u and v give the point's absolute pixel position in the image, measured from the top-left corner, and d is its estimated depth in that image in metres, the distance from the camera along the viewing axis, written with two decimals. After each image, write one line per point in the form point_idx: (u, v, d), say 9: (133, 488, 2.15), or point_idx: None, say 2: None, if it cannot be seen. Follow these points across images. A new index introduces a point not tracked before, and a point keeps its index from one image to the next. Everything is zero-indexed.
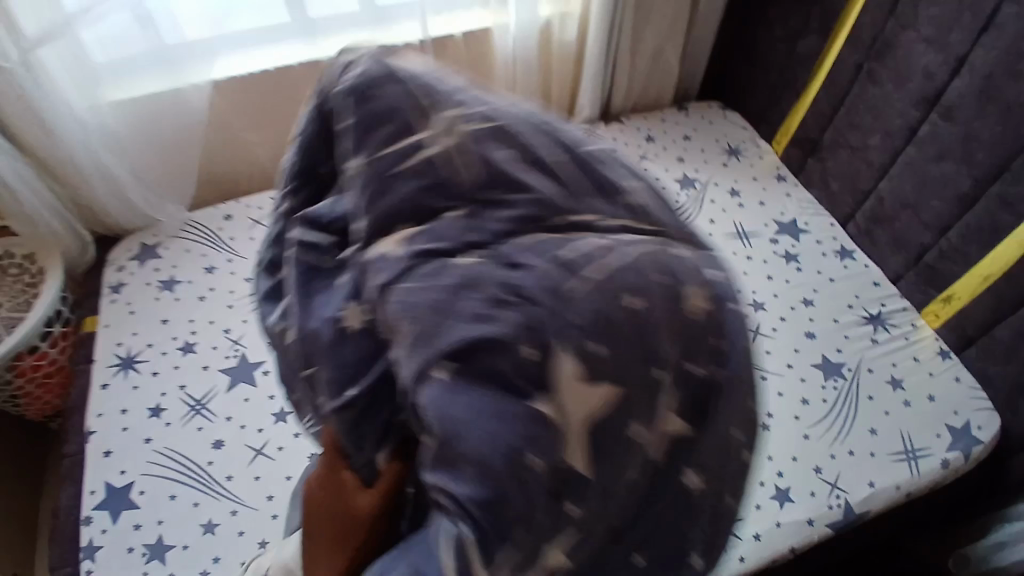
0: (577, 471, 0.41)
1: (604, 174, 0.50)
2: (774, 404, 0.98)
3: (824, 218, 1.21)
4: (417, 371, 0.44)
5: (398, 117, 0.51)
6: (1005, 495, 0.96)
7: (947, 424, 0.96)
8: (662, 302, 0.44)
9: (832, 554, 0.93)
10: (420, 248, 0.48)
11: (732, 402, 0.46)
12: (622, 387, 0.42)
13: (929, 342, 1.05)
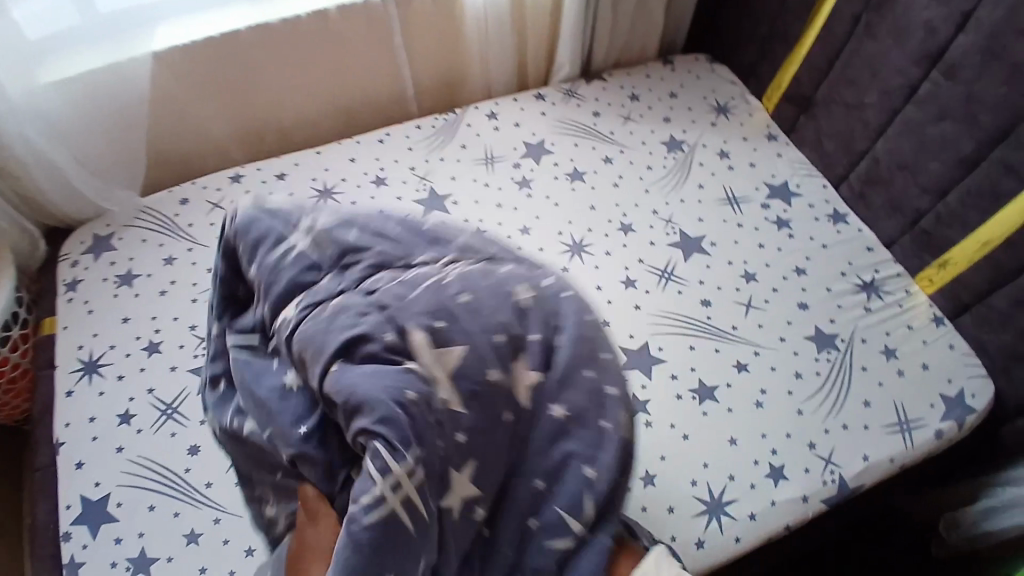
0: (452, 409, 0.66)
1: (437, 233, 0.84)
2: (767, 379, 0.95)
3: (817, 180, 1.16)
4: (324, 370, 0.68)
5: (275, 231, 0.79)
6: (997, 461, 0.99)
7: (942, 393, 0.95)
8: (486, 295, 0.73)
9: (825, 527, 0.93)
10: (308, 305, 0.73)
11: (563, 352, 0.73)
12: (467, 346, 0.69)
13: (923, 308, 1.02)
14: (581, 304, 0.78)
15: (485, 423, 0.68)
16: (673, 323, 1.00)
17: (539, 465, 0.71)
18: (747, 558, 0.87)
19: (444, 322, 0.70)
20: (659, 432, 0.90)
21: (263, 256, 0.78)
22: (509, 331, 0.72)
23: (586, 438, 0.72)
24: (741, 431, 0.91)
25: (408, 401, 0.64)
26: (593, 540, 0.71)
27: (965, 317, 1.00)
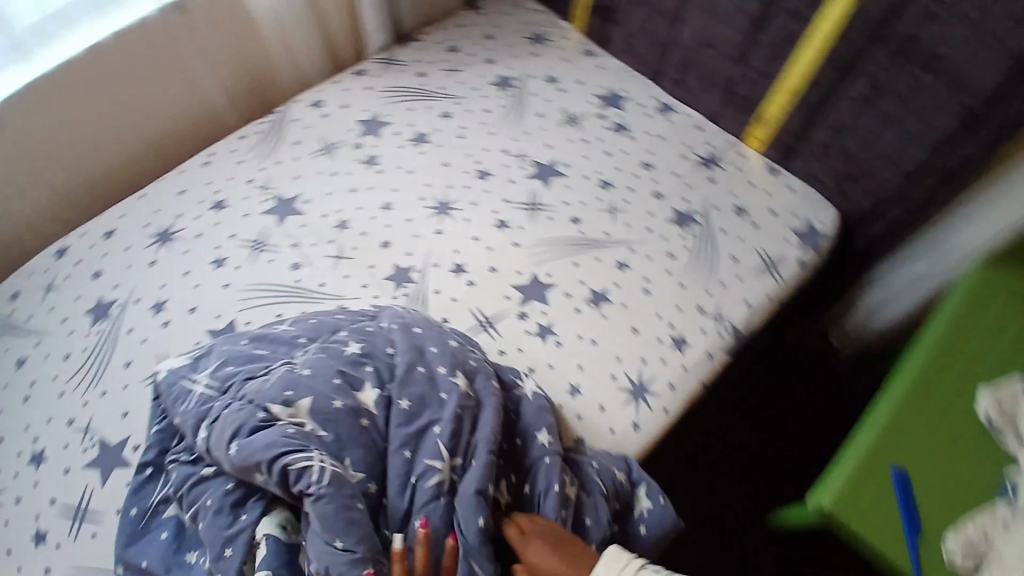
0: (325, 434, 0.71)
1: (302, 333, 0.85)
2: (649, 268, 1.03)
3: (639, 81, 1.24)
4: (229, 458, 0.69)
5: (166, 389, 0.80)
6: (857, 262, 1.12)
7: (793, 228, 1.06)
8: (326, 356, 0.78)
9: (738, 369, 1.03)
10: (201, 430, 0.73)
11: (385, 358, 0.80)
12: (317, 390, 0.74)
13: (757, 165, 1.13)
14: (407, 327, 0.84)
15: (350, 431, 0.72)
16: (552, 247, 1.05)
17: (402, 436, 0.74)
18: (683, 426, 0.96)
19: (292, 389, 0.73)
20: (569, 347, 0.97)
21: (179, 404, 0.77)
22: (343, 371, 0.77)
23: (432, 410, 0.77)
24: (641, 320, 0.98)
25: (293, 429, 0.70)
26: (463, 466, 0.74)
27: (793, 159, 1.11)
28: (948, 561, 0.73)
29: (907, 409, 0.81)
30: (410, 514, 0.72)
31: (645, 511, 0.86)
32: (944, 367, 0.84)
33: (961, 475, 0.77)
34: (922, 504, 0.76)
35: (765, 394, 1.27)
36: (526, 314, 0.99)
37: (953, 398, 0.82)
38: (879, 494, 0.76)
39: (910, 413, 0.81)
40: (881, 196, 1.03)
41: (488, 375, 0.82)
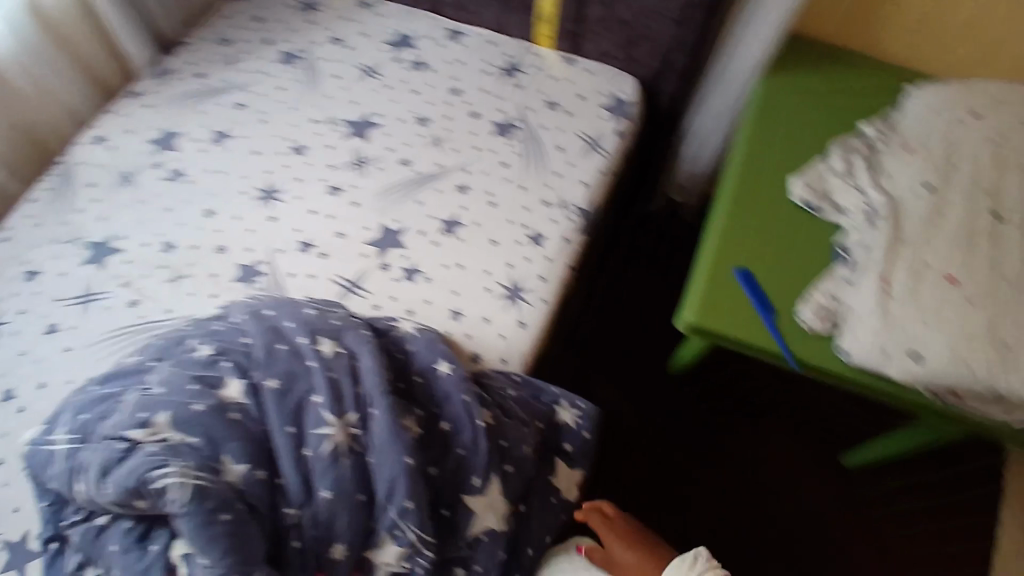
0: (192, 441, 0.69)
1: (153, 357, 0.82)
2: (485, 183, 1.06)
3: (422, 16, 1.24)
4: (103, 496, 0.67)
5: (28, 460, 0.75)
6: (666, 122, 1.20)
7: (601, 105, 1.13)
8: (177, 370, 0.77)
9: (594, 246, 1.13)
10: (73, 480, 0.70)
11: (239, 348, 0.80)
12: (174, 403, 0.72)
13: (554, 60, 1.18)
14: (257, 315, 0.84)
15: (217, 427, 0.71)
16: (392, 194, 1.05)
17: (283, 415, 0.73)
18: (565, 308, 1.05)
19: (147, 410, 0.71)
20: (438, 279, 1.00)
21: (45, 469, 0.73)
22: (200, 375, 0.76)
23: (303, 381, 0.77)
24: (496, 230, 1.03)
25: (153, 448, 0.67)
26: (361, 420, 0.75)
27: (582, 43, 1.16)
28: (806, 327, 0.80)
29: (735, 216, 0.88)
30: (312, 485, 0.71)
31: (571, 419, 0.96)
32: (756, 171, 0.92)
33: (796, 255, 0.85)
34: (771, 290, 0.83)
35: (628, 270, 1.40)
36: (388, 265, 1.00)
37: (771, 191, 0.90)
38: (730, 295, 0.83)
39: (737, 220, 0.88)
40: (663, 50, 1.10)
41: (356, 330, 0.83)
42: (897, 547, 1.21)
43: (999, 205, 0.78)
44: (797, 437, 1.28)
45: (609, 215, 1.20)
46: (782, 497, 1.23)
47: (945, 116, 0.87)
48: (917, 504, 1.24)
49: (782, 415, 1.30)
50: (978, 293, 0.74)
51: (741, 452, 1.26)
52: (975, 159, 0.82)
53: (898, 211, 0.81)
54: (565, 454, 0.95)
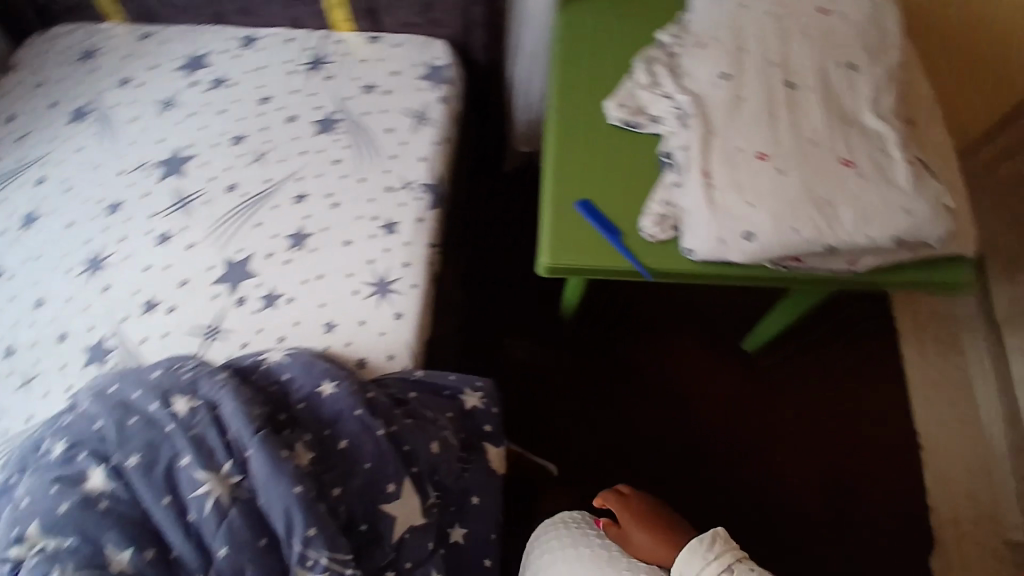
0: (65, 544, 0.67)
1: (14, 468, 0.78)
2: (323, 185, 1.06)
3: (206, 30, 1.19)
4: None
5: None
6: (487, 79, 1.21)
7: (419, 76, 1.12)
8: (38, 476, 0.74)
9: (454, 215, 1.14)
10: None
11: (98, 433, 0.77)
12: (40, 512, 0.70)
13: (355, 41, 1.17)
14: (111, 395, 0.82)
15: (88, 521, 0.69)
16: (227, 222, 1.04)
17: (155, 488, 0.72)
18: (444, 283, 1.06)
19: (18, 525, 0.69)
20: (300, 296, 0.99)
21: None
22: (61, 474, 0.73)
23: (168, 446, 0.75)
24: (349, 230, 1.03)
25: (31, 564, 0.66)
26: (241, 466, 0.74)
27: (380, 19, 1.15)
28: (647, 238, 0.86)
29: (562, 150, 0.91)
30: (209, 546, 0.70)
31: (478, 401, 0.96)
32: (572, 100, 0.94)
33: (626, 173, 0.90)
34: (610, 212, 0.88)
35: (504, 237, 1.44)
36: (244, 298, 0.99)
37: (590, 117, 0.93)
38: (575, 229, 0.87)
39: (565, 153, 0.91)
40: (458, 4, 1.08)
41: (211, 376, 0.81)
42: (830, 435, 1.33)
43: (791, 72, 0.82)
44: (700, 335, 1.39)
45: (462, 201, 1.19)
46: (722, 429, 1.32)
47: (727, 3, 0.90)
48: (831, 390, 1.37)
49: (693, 356, 1.38)
50: (785, 159, 0.78)
51: (673, 401, 1.33)
52: (763, 36, 0.85)
53: (702, 103, 0.86)
54: (488, 436, 0.96)
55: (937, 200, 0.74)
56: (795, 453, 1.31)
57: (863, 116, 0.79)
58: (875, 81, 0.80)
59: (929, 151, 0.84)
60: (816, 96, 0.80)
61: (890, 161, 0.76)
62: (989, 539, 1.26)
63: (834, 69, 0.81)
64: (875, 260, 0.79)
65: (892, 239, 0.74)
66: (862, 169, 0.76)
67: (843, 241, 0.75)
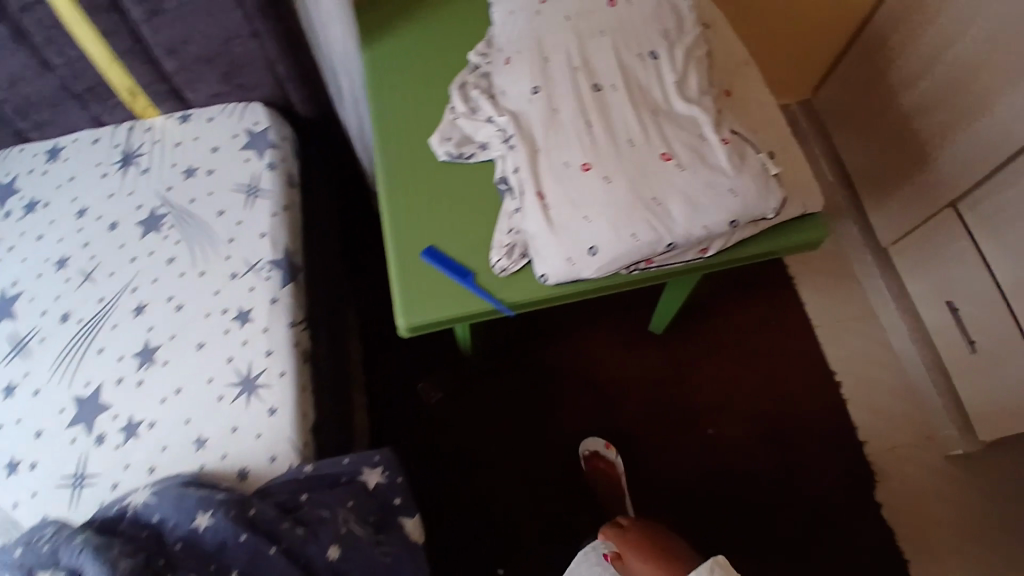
0: None
1: None
2: (161, 290, 0.99)
3: (8, 151, 1.10)
4: None
5: None
6: (321, 133, 1.16)
7: (242, 147, 1.07)
8: None
9: (317, 283, 1.08)
10: None
11: None
12: None
13: (169, 124, 1.10)
14: None
15: None
16: (69, 356, 0.95)
17: None
18: (317, 355, 1.00)
19: None
20: (161, 417, 0.92)
21: None
22: None
23: None
24: (198, 331, 0.96)
25: None
26: None
27: (188, 96, 1.09)
28: (499, 273, 0.82)
29: (395, 205, 0.87)
30: None
31: (380, 477, 0.91)
32: (396, 148, 0.91)
33: (464, 209, 0.87)
34: (457, 254, 0.84)
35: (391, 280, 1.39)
36: (103, 435, 0.91)
37: (414, 158, 0.90)
38: (425, 283, 0.82)
39: (399, 207, 0.87)
40: (263, 64, 1.02)
41: (70, 542, 0.73)
42: (756, 395, 1.34)
43: (595, 76, 0.79)
44: (606, 330, 1.38)
45: (322, 261, 1.13)
46: (654, 418, 1.31)
47: (524, 15, 0.88)
48: (746, 350, 1.38)
49: (609, 353, 1.36)
50: (609, 166, 0.76)
51: (599, 404, 1.31)
52: (563, 43, 0.83)
53: (521, 121, 0.84)
54: (400, 508, 0.91)
55: (761, 173, 0.73)
56: (726, 421, 1.31)
57: (673, 103, 0.77)
58: (678, 63, 0.78)
59: (750, 119, 0.84)
60: (623, 94, 0.77)
61: (705, 145, 0.74)
62: (925, 453, 1.30)
63: (634, 62, 0.78)
64: (723, 243, 0.78)
65: (725, 222, 0.73)
66: (681, 160, 0.74)
67: (681, 236, 0.73)
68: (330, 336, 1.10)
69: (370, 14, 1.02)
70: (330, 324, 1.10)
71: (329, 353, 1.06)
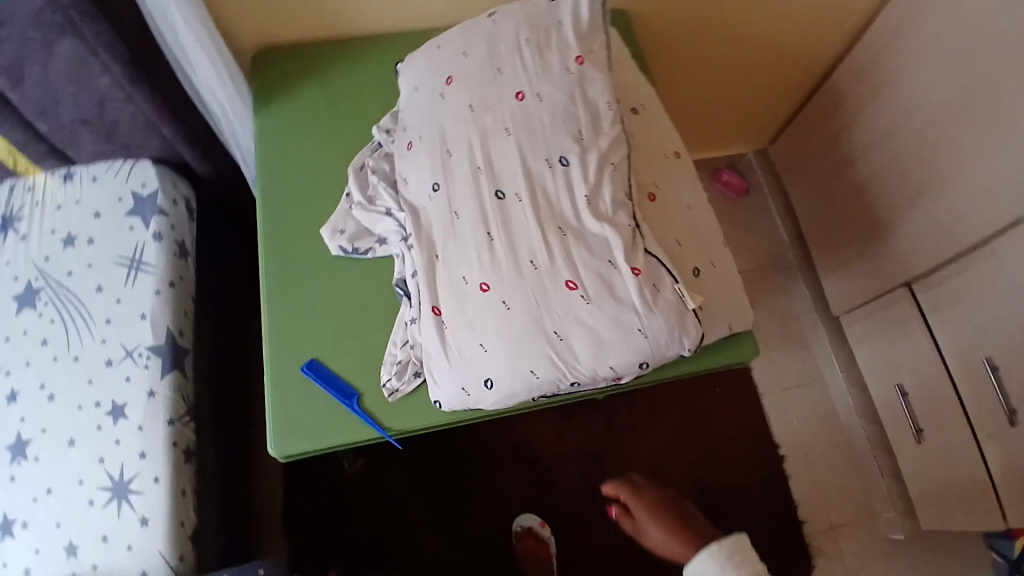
0: None
1: None
2: (34, 377, 0.86)
3: None
4: None
5: None
6: (226, 194, 1.05)
7: (127, 213, 0.93)
8: None
9: (214, 363, 0.97)
10: None
11: None
12: None
13: (50, 183, 0.96)
14: None
15: None
16: None
17: None
18: (202, 455, 0.88)
19: None
20: (36, 518, 0.80)
21: None
22: None
23: None
24: (69, 427, 0.83)
25: None
26: None
27: (71, 154, 0.96)
28: (388, 396, 0.73)
29: (278, 308, 0.78)
30: None
31: None
32: (286, 237, 0.82)
33: (358, 315, 0.77)
34: (344, 370, 0.75)
35: None
36: None
37: (308, 254, 0.81)
38: (305, 406, 0.73)
39: (283, 312, 0.78)
40: (147, 125, 0.90)
41: None
42: (696, 469, 1.27)
43: (499, 180, 0.70)
44: None
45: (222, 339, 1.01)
46: (586, 494, 1.23)
47: (429, 96, 0.78)
48: (687, 420, 1.31)
49: (543, 423, 1.27)
50: (508, 289, 0.67)
51: (532, 478, 1.23)
52: (464, 137, 0.73)
53: (421, 221, 0.75)
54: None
55: (676, 306, 0.66)
56: None
57: (584, 219, 0.68)
58: (592, 171, 0.69)
59: (672, 227, 0.75)
60: (530, 207, 0.68)
61: (613, 273, 0.66)
62: (869, 532, 1.25)
63: (541, 168, 0.69)
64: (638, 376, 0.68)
65: (633, 362, 0.65)
66: (587, 291, 0.65)
67: (584, 375, 0.66)
68: (229, 423, 0.99)
69: (267, 73, 0.91)
70: (231, 406, 1.01)
71: (222, 445, 0.96)
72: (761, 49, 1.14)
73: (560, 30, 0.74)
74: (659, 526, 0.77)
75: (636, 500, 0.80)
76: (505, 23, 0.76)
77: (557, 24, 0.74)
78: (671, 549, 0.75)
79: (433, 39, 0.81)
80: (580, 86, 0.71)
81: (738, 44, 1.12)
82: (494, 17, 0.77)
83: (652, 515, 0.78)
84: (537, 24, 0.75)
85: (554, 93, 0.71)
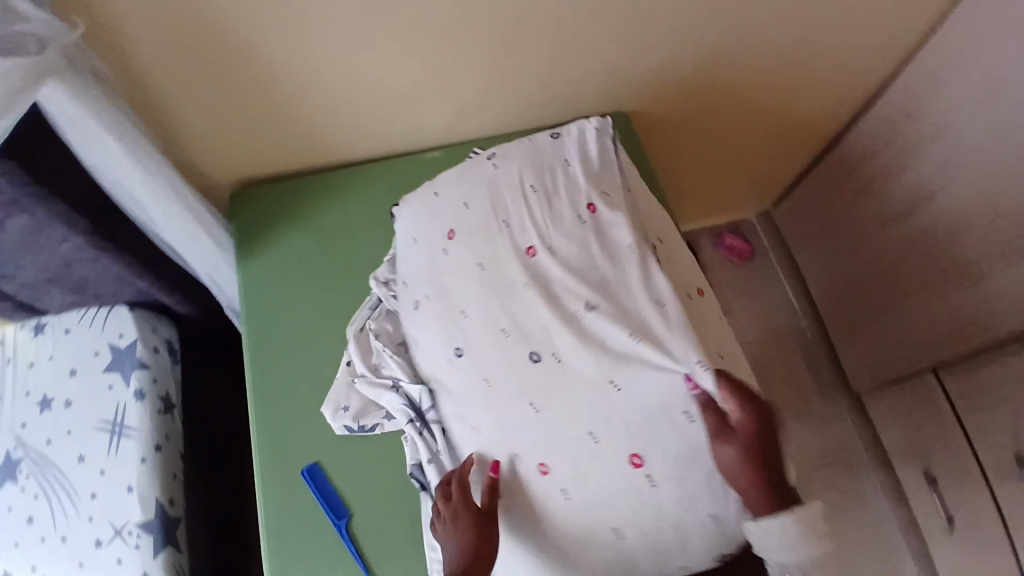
0: None
1: None
2: (21, 561, 0.79)
3: None
4: None
5: None
6: (208, 327, 0.97)
7: (105, 368, 0.86)
8: None
9: (208, 523, 0.89)
10: None
11: None
12: None
13: (20, 335, 0.90)
14: None
15: None
16: None
17: None
18: None
19: None
20: None
21: None
22: None
23: None
24: None
25: None
26: None
27: (42, 305, 0.89)
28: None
29: (275, 501, 0.71)
30: None
31: None
32: (283, 414, 0.75)
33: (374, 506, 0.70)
34: (347, 494, 0.71)
35: None
36: None
37: (308, 431, 0.74)
38: None
39: (280, 505, 0.71)
40: (118, 279, 0.81)
41: None
42: None
43: (530, 342, 0.60)
44: None
45: (215, 488, 0.93)
46: None
47: (430, 248, 0.70)
48: None
49: None
50: (566, 479, 0.59)
51: None
52: (476, 299, 0.65)
53: (438, 393, 0.68)
54: None
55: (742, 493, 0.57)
56: None
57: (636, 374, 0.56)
58: (636, 310, 0.58)
59: None
60: (576, 369, 0.58)
61: (690, 435, 0.55)
62: None
63: (571, 322, 0.60)
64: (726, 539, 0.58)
65: (712, 534, 0.57)
66: (654, 472, 0.56)
67: None
68: None
69: (249, 216, 0.83)
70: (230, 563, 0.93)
71: None
72: (766, 128, 1.06)
73: (569, 171, 0.69)
74: (756, 464, 0.54)
75: (748, 416, 0.54)
76: (506, 166, 0.71)
77: (563, 163, 0.70)
78: (749, 492, 0.54)
79: (430, 184, 0.75)
80: (593, 227, 0.63)
81: (745, 123, 1.03)
82: (494, 160, 0.73)
83: (748, 450, 0.54)
84: (540, 166, 0.70)
85: (568, 247, 0.63)
